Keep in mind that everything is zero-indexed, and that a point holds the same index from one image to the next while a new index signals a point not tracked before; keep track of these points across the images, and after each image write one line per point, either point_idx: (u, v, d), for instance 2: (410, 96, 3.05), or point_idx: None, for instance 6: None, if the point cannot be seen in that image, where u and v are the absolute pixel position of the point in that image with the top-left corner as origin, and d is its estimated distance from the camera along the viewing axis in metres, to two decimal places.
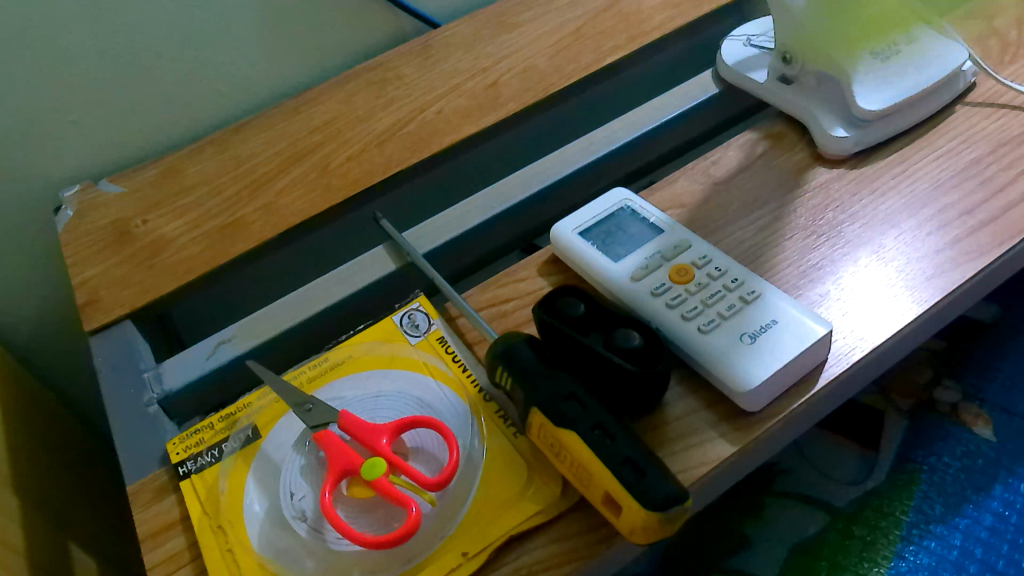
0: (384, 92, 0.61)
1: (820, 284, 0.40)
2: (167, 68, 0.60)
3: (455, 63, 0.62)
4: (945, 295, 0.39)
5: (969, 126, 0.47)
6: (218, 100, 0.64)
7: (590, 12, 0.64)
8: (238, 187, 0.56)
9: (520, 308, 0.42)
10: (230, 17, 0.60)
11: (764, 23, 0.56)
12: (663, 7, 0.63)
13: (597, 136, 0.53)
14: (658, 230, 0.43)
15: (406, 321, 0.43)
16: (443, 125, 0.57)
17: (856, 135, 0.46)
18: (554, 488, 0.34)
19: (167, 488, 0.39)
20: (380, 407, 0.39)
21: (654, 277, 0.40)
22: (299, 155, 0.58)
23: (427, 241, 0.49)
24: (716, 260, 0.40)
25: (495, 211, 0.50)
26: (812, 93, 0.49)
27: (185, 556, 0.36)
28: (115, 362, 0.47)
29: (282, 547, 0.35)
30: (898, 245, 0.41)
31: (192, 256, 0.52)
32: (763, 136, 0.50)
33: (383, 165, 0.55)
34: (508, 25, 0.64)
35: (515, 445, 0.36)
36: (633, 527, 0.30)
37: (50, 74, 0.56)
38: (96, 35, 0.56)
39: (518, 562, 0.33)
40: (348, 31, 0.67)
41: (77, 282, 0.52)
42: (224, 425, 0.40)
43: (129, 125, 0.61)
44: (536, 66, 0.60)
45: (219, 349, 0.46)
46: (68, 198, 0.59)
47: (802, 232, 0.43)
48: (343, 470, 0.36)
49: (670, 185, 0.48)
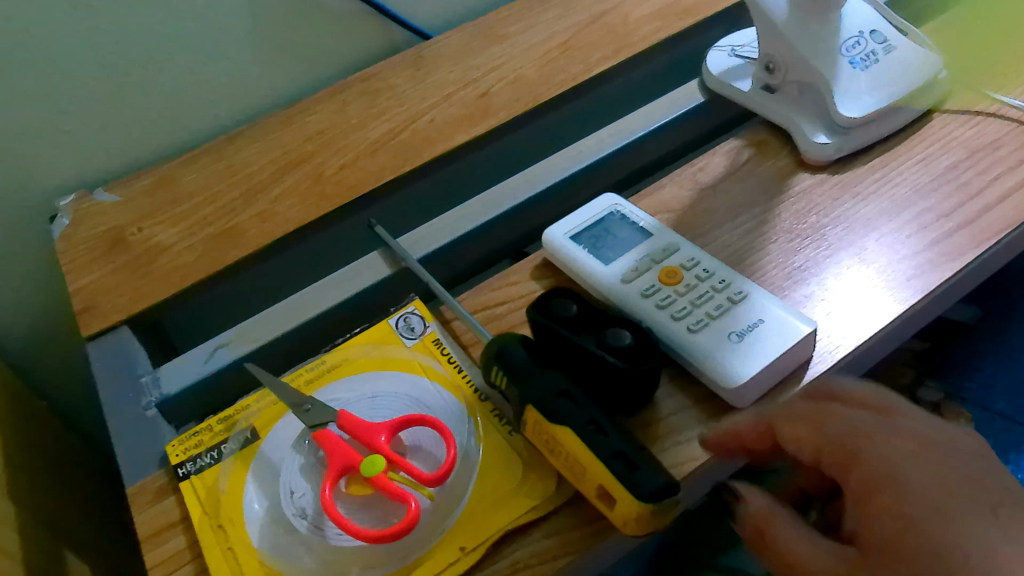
0: (376, 101, 0.62)
1: (805, 285, 0.41)
2: (162, 79, 0.61)
3: (446, 73, 0.63)
4: (924, 296, 0.40)
5: (945, 133, 0.49)
6: (212, 109, 0.65)
7: (577, 24, 0.65)
8: (233, 195, 0.57)
9: (513, 310, 0.44)
10: (224, 28, 0.61)
11: (747, 34, 0.58)
12: (648, 19, 0.65)
13: (585, 145, 0.54)
14: (647, 233, 0.44)
15: (401, 324, 0.44)
16: (435, 134, 0.58)
17: (837, 141, 0.48)
18: (548, 484, 0.35)
19: (166, 489, 0.39)
20: (377, 407, 0.40)
21: (644, 278, 0.41)
22: (293, 163, 0.58)
23: (421, 247, 0.50)
24: (704, 262, 0.41)
25: (488, 217, 0.51)
26: (795, 102, 0.51)
27: (184, 556, 0.37)
28: (111, 366, 0.47)
29: (282, 543, 0.36)
30: (879, 247, 0.43)
31: (187, 263, 0.52)
32: (748, 143, 0.51)
33: (376, 173, 0.56)
34: (497, 37, 0.65)
35: (510, 443, 0.37)
36: (626, 518, 0.31)
37: (50, 83, 0.57)
38: (93, 47, 0.57)
39: (514, 556, 0.34)
40: (341, 42, 0.68)
41: (73, 289, 0.52)
42: (223, 426, 0.41)
43: (125, 134, 0.62)
44: (524, 76, 0.61)
45: (216, 353, 0.47)
46: (64, 206, 0.59)
47: (786, 236, 0.44)
48: (342, 467, 0.36)
49: (657, 191, 0.49)
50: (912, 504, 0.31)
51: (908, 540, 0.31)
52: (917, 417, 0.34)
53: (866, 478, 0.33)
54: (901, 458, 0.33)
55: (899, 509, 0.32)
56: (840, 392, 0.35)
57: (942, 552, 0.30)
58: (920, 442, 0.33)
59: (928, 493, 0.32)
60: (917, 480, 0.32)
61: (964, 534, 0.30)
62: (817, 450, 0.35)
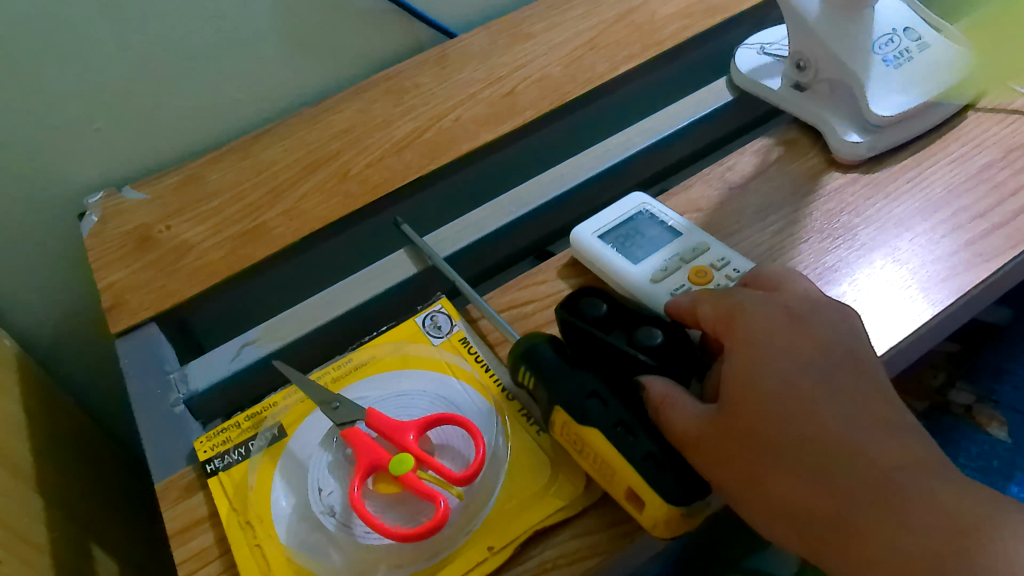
0: (401, 100, 0.62)
1: (836, 285, 0.41)
2: (189, 78, 0.61)
3: (471, 72, 0.63)
4: (959, 297, 0.39)
5: (981, 132, 0.48)
6: (238, 108, 0.65)
7: (603, 22, 0.65)
8: (260, 193, 0.57)
9: (541, 310, 0.43)
10: (251, 26, 0.61)
11: (777, 32, 0.57)
12: (675, 17, 0.64)
13: (612, 143, 0.54)
14: (676, 233, 0.44)
15: (428, 323, 0.44)
16: (461, 132, 0.58)
17: (870, 140, 0.47)
18: (576, 486, 0.35)
19: (195, 485, 0.39)
20: (404, 406, 0.40)
21: (673, 278, 0.41)
22: (319, 162, 0.59)
23: (447, 246, 0.50)
24: (734, 262, 0.41)
25: (514, 216, 0.51)
26: (825, 100, 0.50)
27: (212, 553, 0.37)
28: (139, 362, 0.47)
29: (310, 541, 0.36)
30: (912, 247, 0.42)
31: (215, 261, 0.53)
32: (777, 142, 0.51)
33: (401, 171, 0.56)
34: (522, 35, 0.65)
35: (538, 443, 0.37)
36: (656, 521, 0.31)
37: (80, 82, 0.57)
38: (121, 47, 0.57)
39: (542, 556, 0.34)
40: (366, 41, 0.68)
41: (102, 286, 0.52)
42: (251, 423, 0.41)
43: (152, 132, 0.62)
44: (550, 75, 0.61)
45: (243, 351, 0.47)
46: (93, 204, 0.60)
47: (817, 235, 0.44)
48: (371, 464, 0.36)
49: (685, 190, 0.49)
50: (758, 370, 0.32)
51: (747, 394, 0.32)
52: (802, 296, 0.36)
53: (732, 337, 0.34)
54: (767, 324, 0.34)
55: (746, 367, 0.32)
56: (764, 274, 0.38)
57: (773, 409, 0.31)
58: (788, 316, 0.34)
59: (784, 361, 0.32)
60: (775, 344, 0.33)
61: (795, 401, 0.31)
62: (715, 318, 0.36)
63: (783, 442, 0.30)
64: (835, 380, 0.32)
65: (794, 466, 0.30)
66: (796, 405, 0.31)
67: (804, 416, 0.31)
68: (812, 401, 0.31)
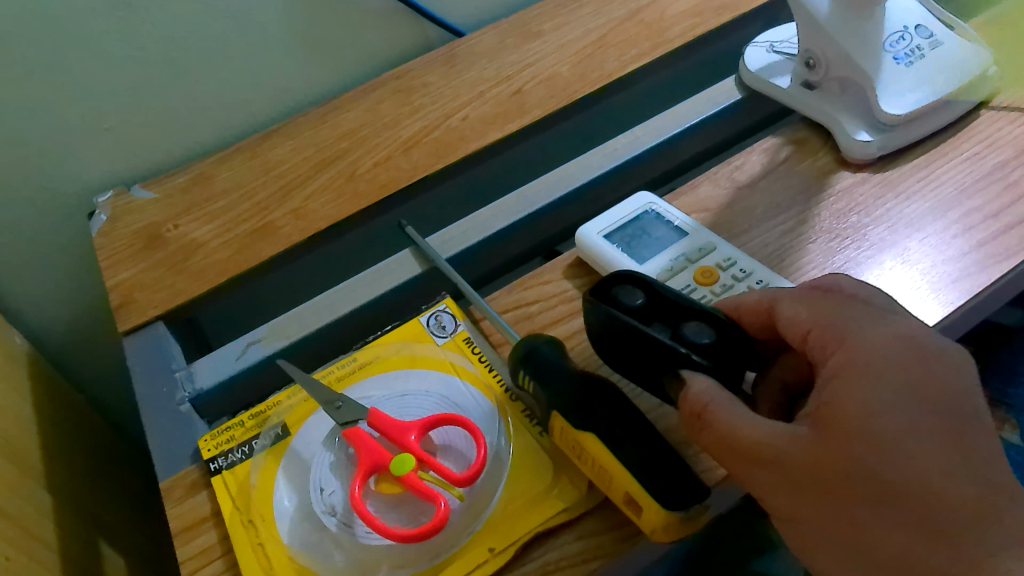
0: (409, 99, 0.62)
1: None
2: (198, 77, 0.61)
3: (479, 71, 0.63)
4: (971, 297, 0.39)
5: (995, 131, 0.47)
6: (247, 107, 0.65)
7: (612, 20, 0.65)
8: (268, 192, 0.57)
9: (545, 309, 0.43)
10: (259, 26, 0.61)
11: (787, 30, 0.56)
12: (685, 15, 0.64)
13: (620, 143, 0.54)
14: (682, 232, 0.44)
15: (432, 322, 0.44)
16: (468, 132, 0.58)
17: (880, 140, 0.46)
18: (578, 488, 0.35)
19: (198, 484, 0.39)
20: (407, 406, 0.40)
21: (679, 279, 0.41)
22: (327, 161, 0.59)
23: (453, 246, 0.50)
24: (741, 262, 0.41)
25: (520, 215, 0.50)
26: (835, 99, 0.49)
27: (215, 552, 0.37)
28: (147, 360, 0.47)
29: (312, 541, 0.35)
30: (923, 248, 0.41)
31: (222, 259, 0.53)
32: (786, 141, 0.50)
33: (409, 171, 0.56)
34: (531, 34, 0.65)
35: (541, 445, 0.37)
36: (652, 528, 0.30)
37: (89, 81, 0.57)
38: (130, 46, 0.57)
39: (544, 558, 0.34)
40: (375, 40, 0.68)
41: (111, 284, 0.53)
42: (255, 422, 0.41)
43: (161, 130, 0.62)
44: (558, 73, 0.61)
45: (249, 350, 0.47)
46: (102, 203, 0.60)
47: (825, 235, 0.43)
48: (372, 464, 0.36)
49: (693, 189, 0.48)
50: (870, 397, 0.29)
51: (862, 430, 0.29)
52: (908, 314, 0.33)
53: (844, 353, 0.31)
54: (882, 347, 0.31)
55: (858, 396, 0.29)
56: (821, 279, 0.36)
57: (882, 449, 0.28)
58: (911, 340, 0.31)
59: (901, 390, 0.29)
60: (889, 371, 0.30)
61: (910, 438, 0.28)
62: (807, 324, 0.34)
63: (891, 484, 0.28)
64: (955, 420, 0.29)
65: (893, 516, 0.28)
66: (912, 442, 0.28)
67: (917, 462, 0.28)
68: (926, 444, 0.28)
